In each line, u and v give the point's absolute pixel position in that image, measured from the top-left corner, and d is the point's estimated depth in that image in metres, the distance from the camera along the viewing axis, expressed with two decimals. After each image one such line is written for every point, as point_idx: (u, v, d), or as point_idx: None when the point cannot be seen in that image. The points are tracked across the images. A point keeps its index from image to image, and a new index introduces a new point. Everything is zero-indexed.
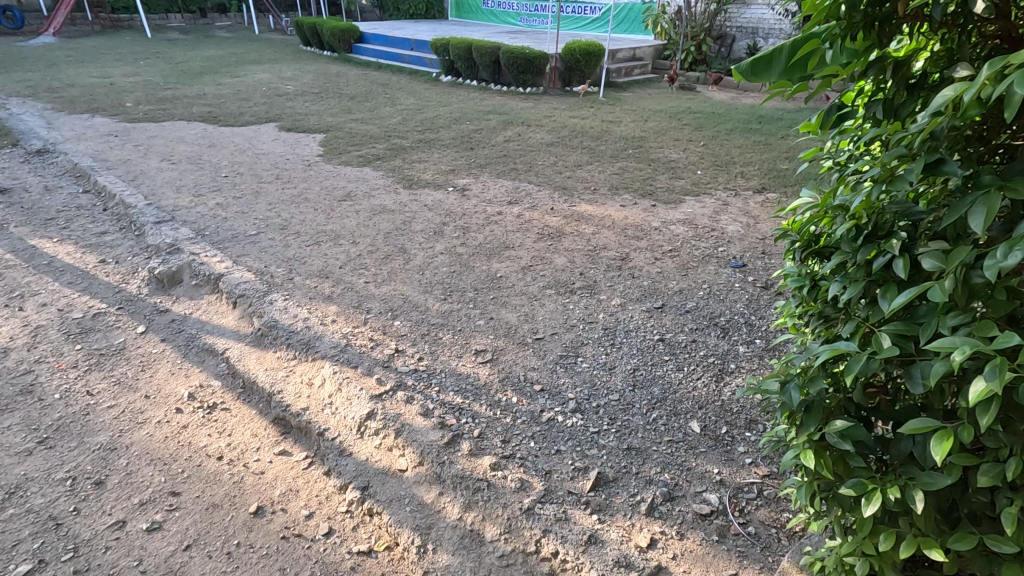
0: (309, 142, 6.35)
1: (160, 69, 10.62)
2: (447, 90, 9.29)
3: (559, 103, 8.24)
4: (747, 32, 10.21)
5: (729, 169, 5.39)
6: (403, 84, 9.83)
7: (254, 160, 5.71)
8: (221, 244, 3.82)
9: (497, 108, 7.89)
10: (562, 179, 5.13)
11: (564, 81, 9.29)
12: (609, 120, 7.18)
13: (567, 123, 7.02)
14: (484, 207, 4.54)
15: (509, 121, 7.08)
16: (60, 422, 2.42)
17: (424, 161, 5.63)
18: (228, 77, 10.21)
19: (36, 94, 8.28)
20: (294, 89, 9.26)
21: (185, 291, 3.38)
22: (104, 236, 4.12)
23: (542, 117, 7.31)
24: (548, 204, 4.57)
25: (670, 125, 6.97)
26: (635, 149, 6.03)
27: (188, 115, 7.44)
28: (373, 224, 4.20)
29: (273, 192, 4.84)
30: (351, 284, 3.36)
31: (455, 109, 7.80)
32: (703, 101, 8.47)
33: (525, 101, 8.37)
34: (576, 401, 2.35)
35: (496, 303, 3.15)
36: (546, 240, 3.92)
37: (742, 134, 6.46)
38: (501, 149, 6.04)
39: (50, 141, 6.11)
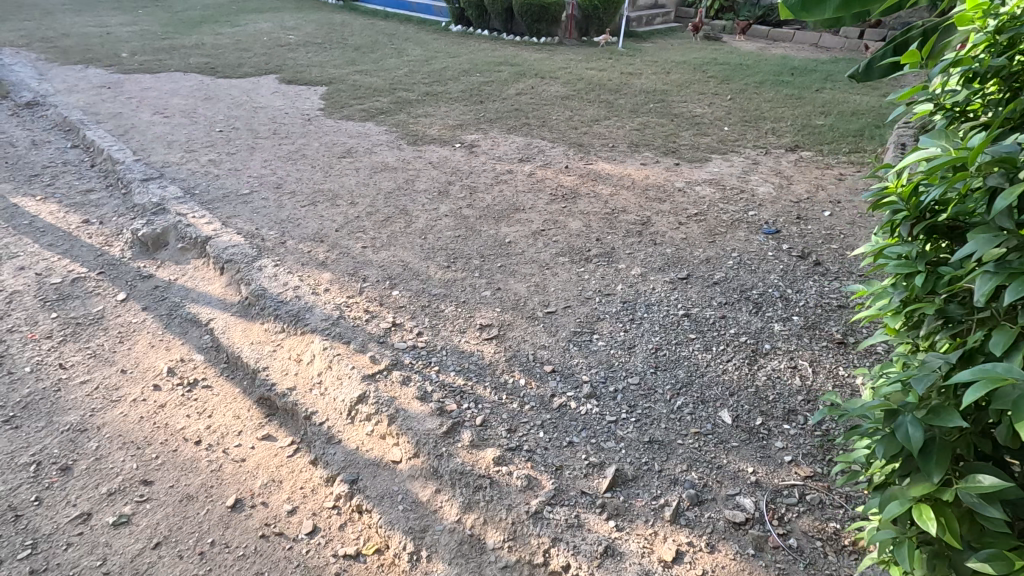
0: (310, 95, 5.99)
1: (158, 18, 10.15)
2: (456, 40, 8.77)
3: (575, 54, 7.72)
4: None
5: (760, 124, 4.96)
6: (410, 34, 9.31)
7: (251, 114, 5.39)
8: (211, 203, 3.56)
9: (509, 59, 7.40)
10: (578, 136, 4.76)
11: (581, 30, 8.72)
12: (628, 72, 6.69)
13: (584, 75, 6.56)
14: (493, 165, 4.20)
15: (521, 73, 6.63)
16: (28, 398, 2.23)
17: (431, 116, 5.27)
18: (228, 26, 9.73)
19: (29, 43, 7.91)
20: (296, 39, 8.79)
21: (171, 254, 3.15)
22: (90, 194, 3.87)
23: (557, 69, 6.84)
24: (563, 163, 4.22)
25: (695, 77, 6.47)
26: (656, 103, 5.60)
27: (185, 66, 7.06)
28: (373, 183, 3.91)
29: (269, 147, 4.53)
30: (348, 249, 3.10)
31: (465, 60, 7.33)
32: (731, 51, 7.89)
33: (539, 52, 7.86)
34: (591, 385, 2.10)
35: (503, 272, 2.88)
36: (560, 202, 3.61)
37: (774, 87, 5.98)
38: (513, 103, 5.64)
39: (39, 92, 5.80)
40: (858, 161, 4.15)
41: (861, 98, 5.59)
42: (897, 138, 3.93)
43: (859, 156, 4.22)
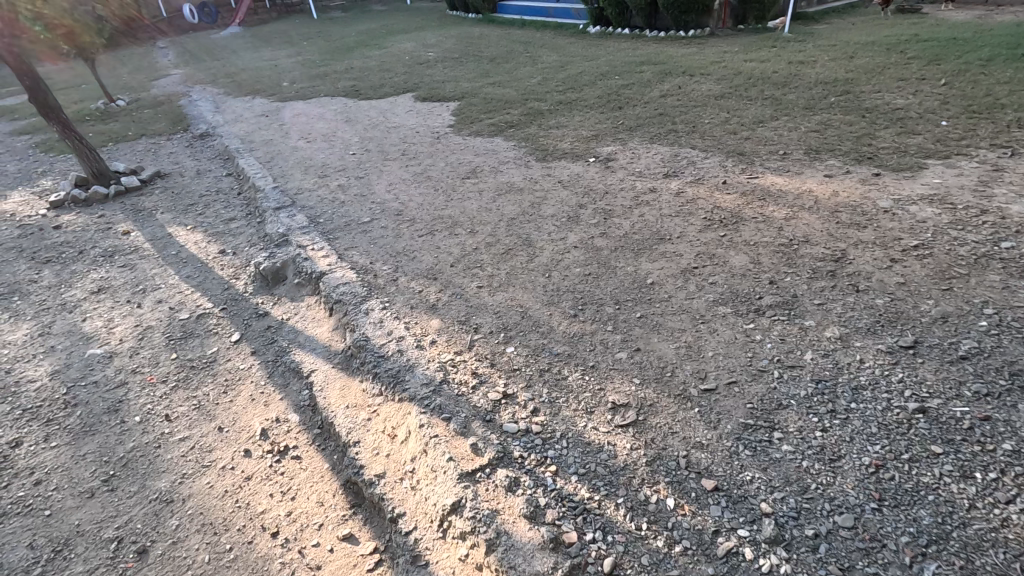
0: (442, 111, 5.84)
1: (318, 47, 10.94)
2: (594, 42, 8.22)
3: (730, 45, 6.77)
4: None
5: (996, 116, 3.74)
6: (546, 40, 8.95)
7: (384, 134, 5.34)
8: (332, 233, 3.40)
9: (653, 57, 6.68)
10: (738, 142, 3.95)
11: (738, 17, 7.68)
12: (799, 61, 5.62)
13: (743, 68, 5.64)
14: (634, 182, 3.59)
15: (667, 72, 5.88)
16: (130, 455, 2.12)
17: (563, 127, 4.79)
18: (376, 49, 10.18)
19: (213, 79, 8.87)
20: (435, 56, 8.87)
21: (287, 291, 3.01)
22: (230, 222, 3.94)
23: (710, 63, 5.99)
24: (720, 177, 3.48)
25: (891, 60, 5.22)
26: (841, 95, 4.54)
27: (333, 90, 7.37)
28: (496, 208, 3.52)
29: (396, 169, 4.37)
30: (462, 289, 2.72)
31: (603, 63, 6.76)
32: (937, 24, 6.35)
33: (687, 46, 7.02)
34: (776, 521, 1.49)
35: (644, 327, 2.30)
36: (718, 229, 2.90)
37: (1012, 64, 4.56)
38: (658, 106, 4.95)
39: (210, 122, 6.31)
40: None
41: None
42: None
43: None
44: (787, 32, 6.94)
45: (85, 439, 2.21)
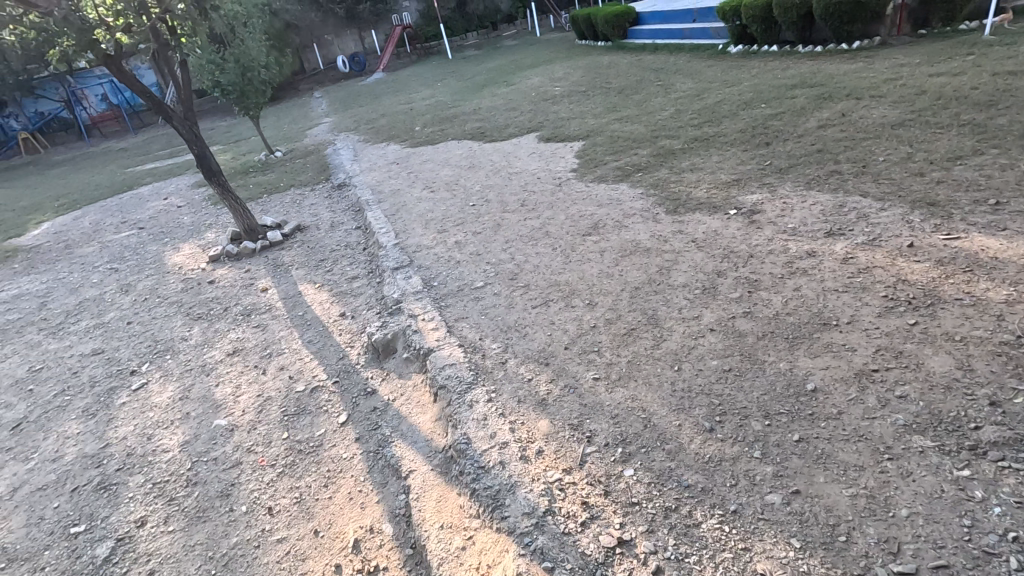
0: (565, 153, 5.62)
1: (451, 88, 11.40)
2: (735, 64, 7.53)
3: (907, 56, 5.77)
4: None
5: None
6: (681, 64, 8.42)
7: (505, 181, 5.24)
8: (444, 300, 3.29)
9: (807, 78, 5.89)
10: (928, 186, 3.18)
11: (917, 20, 6.55)
12: (1008, 72, 4.55)
13: (927, 85, 4.70)
14: (786, 243, 3.03)
15: (825, 96, 5.12)
16: (232, 552, 2.08)
17: (699, 169, 4.31)
18: (505, 86, 10.36)
19: (356, 126, 9.57)
20: (562, 90, 8.76)
21: (397, 366, 2.92)
22: (353, 281, 4.02)
23: (881, 82, 5.10)
24: (902, 237, 2.79)
25: None
26: None
27: (460, 133, 7.52)
28: (619, 273, 3.16)
29: (514, 223, 4.21)
30: (576, 380, 2.40)
31: (746, 88, 6.10)
32: None
33: (850, 61, 6.12)
34: None
35: (805, 457, 1.81)
36: (905, 313, 2.27)
37: None
38: (815, 140, 4.25)
39: (349, 172, 6.71)
40: None
41: None
42: None
43: None
44: (987, 35, 5.73)
45: (197, 527, 2.22)
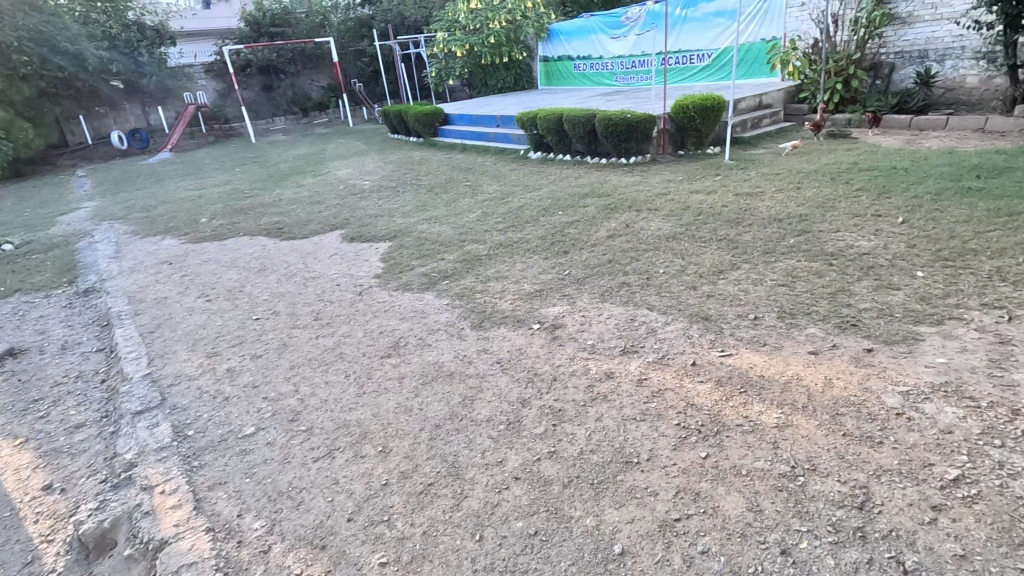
0: (370, 256, 5.30)
1: (252, 174, 10.55)
2: (537, 171, 8.15)
3: (672, 173, 6.81)
4: (912, 57, 8.07)
5: (972, 263, 3.45)
6: (488, 167, 8.93)
7: (300, 289, 4.70)
8: (199, 458, 2.60)
9: (595, 188, 6.54)
10: (700, 300, 3.47)
11: (677, 142, 7.81)
12: (745, 193, 5.48)
13: (690, 201, 5.44)
14: (585, 363, 2.99)
15: (611, 206, 5.66)
16: None
17: (505, 278, 4.30)
18: (312, 177, 9.94)
19: (126, 214, 8.18)
20: (372, 186, 8.63)
21: (112, 569, 2.13)
22: (75, 432, 3.05)
23: (655, 196, 5.81)
24: (686, 354, 2.91)
25: (837, 194, 5.12)
26: (798, 236, 4.27)
27: (255, 227, 6.80)
28: (418, 405, 2.81)
29: (304, 343, 3.68)
30: (358, 568, 1.92)
31: (546, 195, 6.54)
32: (872, 152, 6.51)
33: (630, 175, 7.05)
34: None
35: None
36: (697, 443, 2.26)
37: (960, 200, 4.48)
38: (606, 251, 4.56)
39: (102, 274, 5.51)
40: None
41: None
42: None
43: None
44: (728, 160, 7.01)
45: None
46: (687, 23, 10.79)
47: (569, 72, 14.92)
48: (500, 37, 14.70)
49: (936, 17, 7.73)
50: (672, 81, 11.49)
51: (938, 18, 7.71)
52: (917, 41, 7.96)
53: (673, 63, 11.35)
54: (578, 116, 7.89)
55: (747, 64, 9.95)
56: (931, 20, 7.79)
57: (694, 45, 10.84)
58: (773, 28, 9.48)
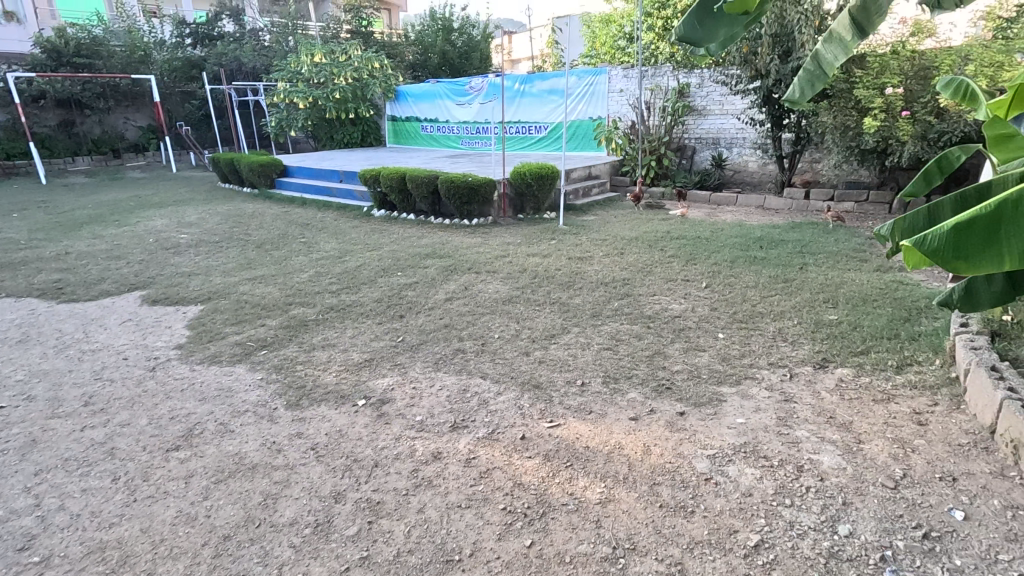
0: (173, 323, 4.57)
1: (32, 222, 8.84)
2: (379, 229, 7.93)
3: (511, 235, 7.05)
4: (708, 142, 9.47)
5: (759, 324, 3.93)
6: (328, 223, 8.51)
7: (70, 365, 3.84)
8: None
9: (436, 248, 6.50)
10: (532, 367, 3.46)
11: (517, 206, 8.17)
12: (577, 257, 5.81)
13: (526, 264, 5.61)
14: (411, 443, 2.74)
15: (451, 268, 5.62)
16: None
17: (333, 346, 3.96)
18: (115, 227, 8.62)
19: None
20: (189, 240, 7.72)
21: None
22: None
23: (494, 258, 5.92)
24: (516, 427, 2.81)
25: (654, 259, 5.65)
26: (621, 299, 4.55)
27: (23, 287, 5.57)
28: (205, 512, 2.33)
29: (61, 438, 2.95)
30: None
31: (386, 255, 6.33)
32: (682, 222, 7.37)
33: (472, 236, 7.19)
34: None
35: None
36: (522, 530, 2.12)
37: (748, 267, 5.18)
38: (443, 315, 4.45)
39: None
40: (920, 378, 3.05)
41: (853, 274, 4.79)
42: (972, 354, 2.87)
43: (918, 372, 3.12)
44: (562, 224, 7.47)
45: None
46: (525, 97, 11.62)
47: (417, 132, 15.14)
48: (346, 93, 14.53)
49: (723, 112, 9.20)
50: (513, 148, 12.21)
51: (725, 112, 9.18)
52: (711, 129, 9.37)
53: (514, 132, 12.09)
54: (421, 176, 7.90)
55: (577, 138, 10.92)
56: (720, 113, 9.25)
57: (531, 117, 11.66)
58: (598, 109, 10.57)
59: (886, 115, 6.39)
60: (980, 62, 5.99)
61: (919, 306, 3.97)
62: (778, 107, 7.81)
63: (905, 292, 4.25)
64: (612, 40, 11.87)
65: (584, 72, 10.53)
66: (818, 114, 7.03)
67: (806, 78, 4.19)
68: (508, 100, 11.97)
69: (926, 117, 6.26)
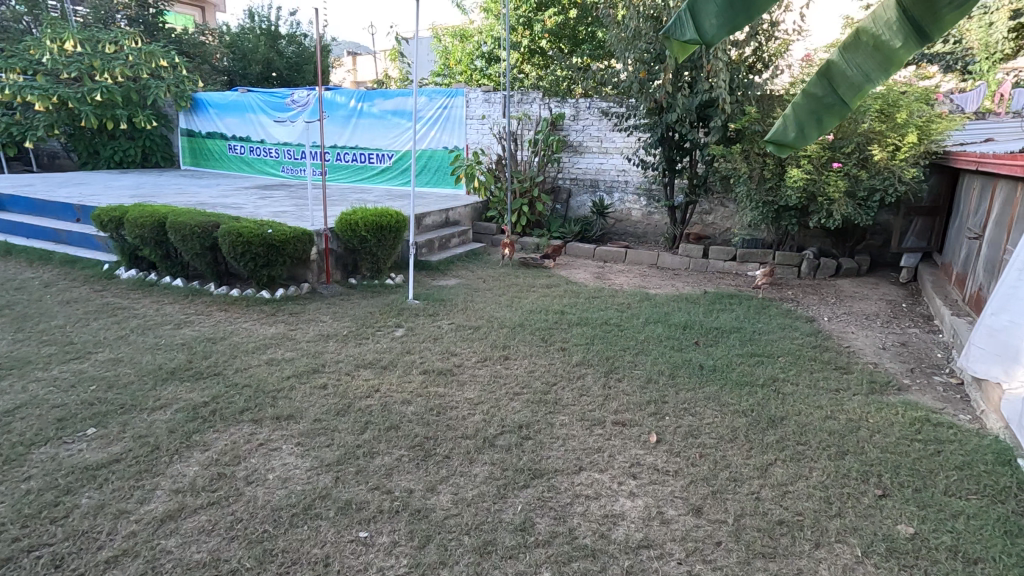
0: None
1: None
2: (114, 307, 4.94)
3: (333, 321, 4.63)
4: (585, 185, 7.90)
5: (797, 565, 2.05)
6: (27, 293, 5.25)
7: None
8: None
9: (197, 355, 3.85)
10: None
11: (343, 266, 5.78)
12: (434, 373, 3.65)
13: (351, 394, 3.31)
14: None
15: (208, 411, 3.08)
16: None
17: None
18: None
19: None
20: None
21: None
22: None
23: (295, 379, 3.50)
24: None
25: (557, 373, 3.64)
26: (526, 492, 2.48)
27: None
28: None
29: None
30: None
31: (93, 375, 3.54)
32: (573, 292, 5.55)
33: (268, 321, 4.61)
34: None
35: None
36: None
37: (700, 390, 3.38)
38: None
39: None
40: None
41: (852, 403, 3.21)
42: None
43: None
44: (410, 297, 5.23)
45: None
46: (362, 118, 9.21)
47: (222, 152, 11.78)
48: (112, 95, 10.75)
49: (602, 151, 7.69)
50: (346, 180, 9.69)
51: (604, 151, 7.68)
52: (588, 170, 7.83)
53: (347, 159, 9.60)
54: (187, 224, 5.09)
55: (429, 172, 8.79)
56: (598, 153, 7.73)
57: (371, 143, 9.26)
58: (454, 137, 8.54)
59: (811, 167, 5.23)
60: (908, 111, 5.10)
61: (1005, 493, 2.40)
62: (673, 148, 6.45)
63: (958, 451, 2.71)
64: (467, 58, 9.97)
65: (435, 92, 8.48)
66: (728, 161, 5.73)
67: (809, 107, 2.60)
68: (342, 121, 9.44)
69: (854, 170, 5.19)
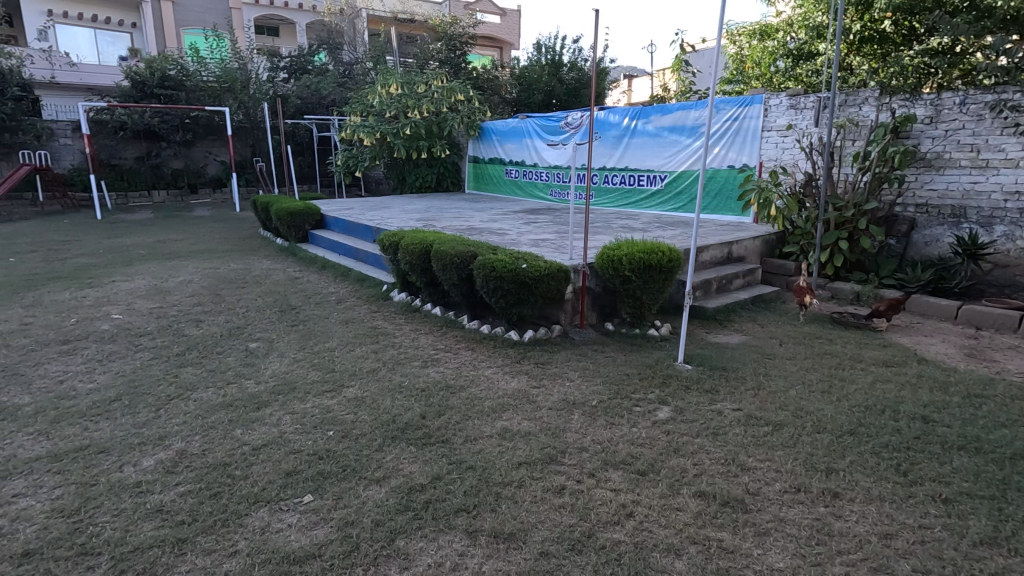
0: None
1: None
2: (379, 332, 5.01)
3: (581, 381, 3.79)
4: (940, 214, 5.58)
5: None
6: (322, 309, 5.77)
7: None
8: None
9: (432, 408, 3.41)
10: None
11: (601, 307, 4.95)
12: (715, 504, 2.45)
13: (594, 519, 2.35)
14: None
15: (422, 501, 2.48)
16: None
17: None
18: (68, 290, 6.56)
19: None
20: (114, 323, 5.29)
21: None
22: None
23: (526, 471, 2.71)
24: None
25: (942, 558, 2.08)
26: None
27: None
28: None
29: None
30: None
31: (335, 416, 3.35)
32: (935, 380, 3.63)
33: (509, 370, 4.02)
34: None
35: None
36: None
37: None
38: None
39: None
40: None
41: None
42: None
43: None
44: (677, 357, 4.08)
45: None
46: (636, 137, 8.41)
47: (500, 177, 12.37)
48: (418, 128, 12.19)
49: (978, 165, 5.29)
50: (612, 205, 9.00)
51: (982, 166, 5.27)
52: (949, 193, 5.50)
53: (615, 182, 8.90)
54: (448, 254, 4.89)
55: (708, 196, 7.46)
56: (970, 167, 5.35)
57: (643, 164, 8.37)
58: (745, 154, 7.06)
59: None
60: None
61: None
62: None
63: None
64: (766, 60, 8.33)
65: (726, 102, 7.13)
66: None
67: None
68: (614, 141, 8.79)
69: None
